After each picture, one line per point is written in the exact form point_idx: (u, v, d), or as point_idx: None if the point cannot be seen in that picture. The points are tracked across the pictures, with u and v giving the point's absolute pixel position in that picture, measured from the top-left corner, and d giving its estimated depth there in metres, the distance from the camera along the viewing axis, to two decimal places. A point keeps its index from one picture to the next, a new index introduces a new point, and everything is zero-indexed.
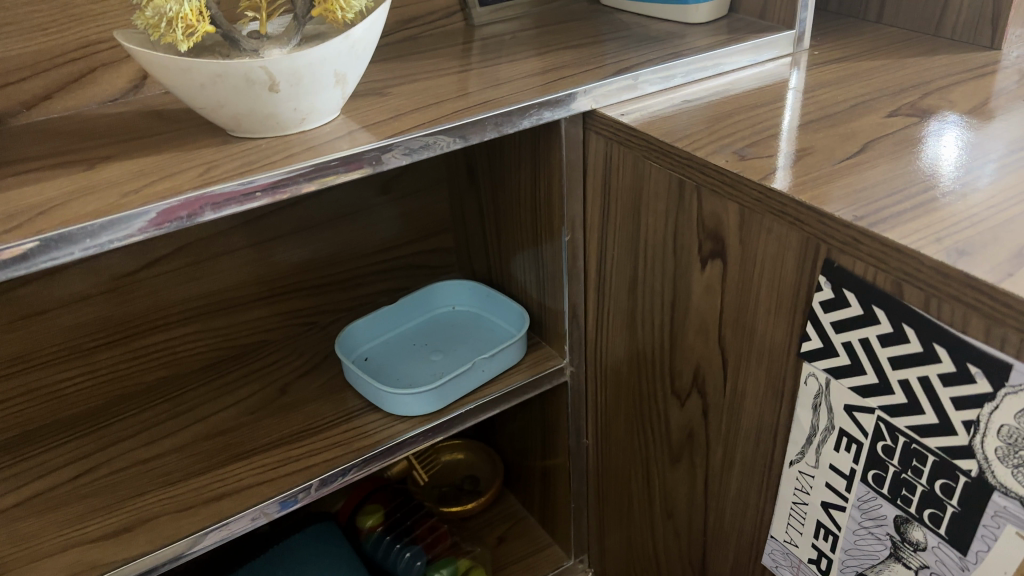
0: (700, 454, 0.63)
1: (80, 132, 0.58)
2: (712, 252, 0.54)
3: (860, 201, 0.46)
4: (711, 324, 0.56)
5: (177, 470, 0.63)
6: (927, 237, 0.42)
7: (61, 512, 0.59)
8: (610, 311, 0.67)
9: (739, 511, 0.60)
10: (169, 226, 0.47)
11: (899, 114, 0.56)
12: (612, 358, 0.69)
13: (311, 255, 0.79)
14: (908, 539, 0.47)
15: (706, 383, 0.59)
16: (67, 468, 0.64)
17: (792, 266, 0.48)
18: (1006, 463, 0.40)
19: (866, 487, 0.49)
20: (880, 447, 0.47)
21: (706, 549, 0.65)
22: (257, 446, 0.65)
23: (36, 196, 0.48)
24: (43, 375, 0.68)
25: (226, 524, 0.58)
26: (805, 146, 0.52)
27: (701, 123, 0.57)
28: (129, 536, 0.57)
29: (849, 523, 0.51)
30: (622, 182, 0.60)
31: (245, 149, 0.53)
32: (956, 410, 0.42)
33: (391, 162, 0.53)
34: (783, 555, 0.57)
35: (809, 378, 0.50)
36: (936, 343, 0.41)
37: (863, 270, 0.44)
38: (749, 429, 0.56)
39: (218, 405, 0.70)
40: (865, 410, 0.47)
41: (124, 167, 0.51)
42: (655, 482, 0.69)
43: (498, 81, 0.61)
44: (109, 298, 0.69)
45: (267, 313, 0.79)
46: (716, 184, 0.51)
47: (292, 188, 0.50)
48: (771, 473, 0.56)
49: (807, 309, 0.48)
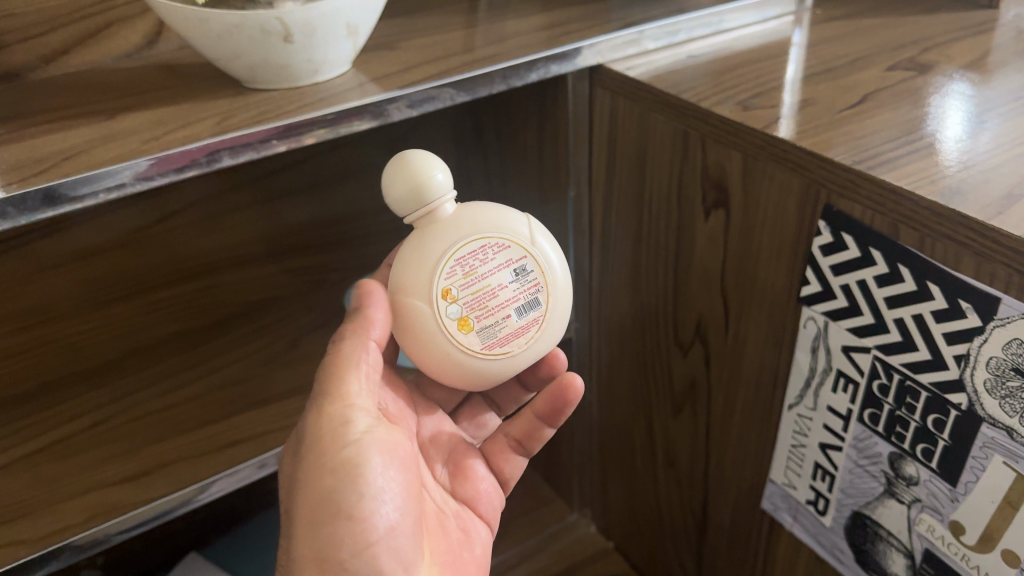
0: (701, 403, 0.64)
1: (96, 85, 0.59)
2: (715, 201, 0.55)
3: (859, 147, 0.47)
4: (714, 273, 0.58)
5: (191, 419, 0.65)
6: (922, 179, 0.43)
7: (82, 457, 0.61)
8: (614, 266, 0.68)
9: (740, 457, 0.62)
10: (188, 170, 0.49)
11: (899, 69, 0.57)
12: (615, 314, 0.71)
13: (319, 213, 0.81)
14: (902, 474, 0.49)
15: (708, 333, 0.61)
16: (83, 418, 0.66)
17: (792, 212, 0.50)
18: (994, 394, 0.42)
19: (862, 427, 0.51)
20: (876, 385, 0.49)
21: (708, 496, 0.68)
22: (268, 397, 0.67)
23: (57, 144, 0.49)
24: (61, 326, 0.69)
25: (235, 472, 0.60)
26: (806, 97, 0.54)
27: (705, 76, 0.58)
28: (148, 478, 0.59)
29: (846, 462, 0.53)
30: (627, 135, 0.61)
31: (261, 100, 0.54)
32: (947, 345, 0.43)
33: (397, 114, 0.54)
34: (782, 498, 0.59)
35: (808, 323, 0.51)
36: (929, 281, 0.43)
37: (861, 213, 0.45)
38: (750, 376, 0.58)
39: (230, 358, 0.72)
40: (861, 350, 0.49)
41: (142, 117, 0.53)
42: (658, 432, 0.71)
43: (504, 36, 0.62)
44: (123, 251, 0.70)
45: (276, 271, 0.81)
46: (720, 134, 0.53)
47: (307, 134, 0.52)
48: (770, 418, 0.58)
49: (806, 253, 0.50)
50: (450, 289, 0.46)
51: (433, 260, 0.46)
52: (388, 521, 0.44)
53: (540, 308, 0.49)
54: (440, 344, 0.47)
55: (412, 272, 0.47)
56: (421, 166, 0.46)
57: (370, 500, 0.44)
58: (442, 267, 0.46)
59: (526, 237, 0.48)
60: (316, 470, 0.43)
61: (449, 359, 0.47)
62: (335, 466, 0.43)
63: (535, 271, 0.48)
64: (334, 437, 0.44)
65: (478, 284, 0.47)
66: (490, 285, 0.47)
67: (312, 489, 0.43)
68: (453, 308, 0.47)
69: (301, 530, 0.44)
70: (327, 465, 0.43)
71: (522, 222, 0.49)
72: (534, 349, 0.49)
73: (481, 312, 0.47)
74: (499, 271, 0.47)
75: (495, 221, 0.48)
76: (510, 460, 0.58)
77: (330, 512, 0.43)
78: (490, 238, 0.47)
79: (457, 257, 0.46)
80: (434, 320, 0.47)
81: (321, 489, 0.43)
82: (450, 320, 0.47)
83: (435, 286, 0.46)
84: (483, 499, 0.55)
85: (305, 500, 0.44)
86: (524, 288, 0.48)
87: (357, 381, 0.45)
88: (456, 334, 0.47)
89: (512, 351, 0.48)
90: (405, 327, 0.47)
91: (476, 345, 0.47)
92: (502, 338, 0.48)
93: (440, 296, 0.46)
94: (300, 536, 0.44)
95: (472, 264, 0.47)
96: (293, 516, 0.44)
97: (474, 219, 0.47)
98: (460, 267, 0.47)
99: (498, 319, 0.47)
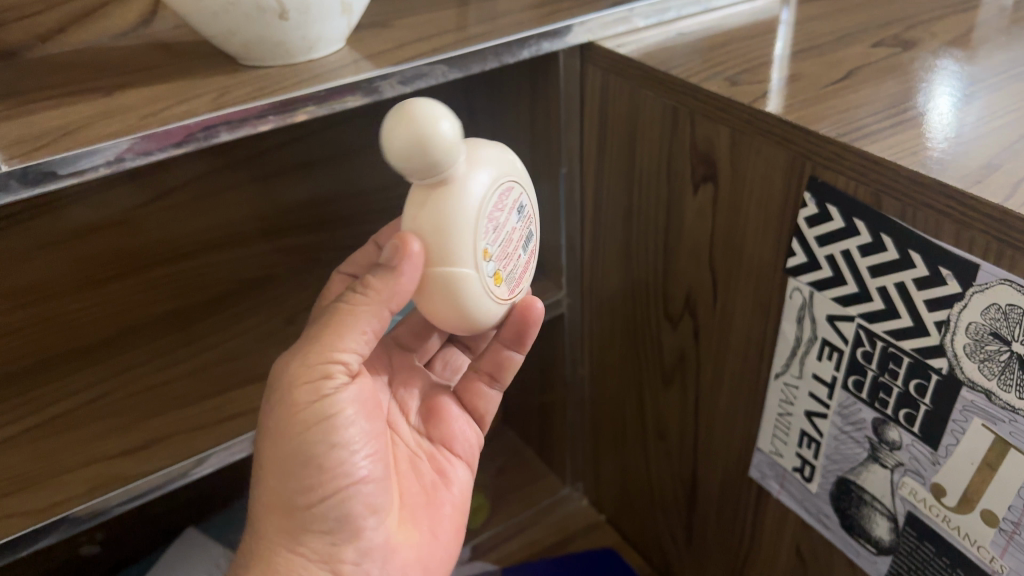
0: (690, 374, 0.66)
1: (93, 63, 0.59)
2: (704, 175, 0.56)
3: (844, 120, 0.48)
4: (703, 246, 0.59)
5: (188, 395, 0.66)
6: (904, 150, 0.44)
7: (83, 431, 0.62)
8: (605, 241, 0.70)
9: (728, 427, 0.64)
10: (185, 145, 0.49)
11: (884, 45, 0.58)
12: (606, 289, 0.72)
13: (313, 192, 0.82)
14: (885, 439, 0.51)
15: (697, 305, 0.62)
16: (83, 393, 0.67)
17: (778, 184, 0.51)
18: (973, 359, 0.43)
19: (846, 393, 0.52)
20: (860, 353, 0.50)
21: (697, 466, 0.69)
22: (265, 372, 0.68)
23: (57, 120, 0.50)
24: (60, 303, 0.70)
25: (232, 445, 0.61)
26: (793, 73, 0.55)
27: (694, 53, 0.59)
28: (148, 451, 0.60)
29: (831, 429, 0.54)
30: (618, 111, 0.62)
31: (256, 77, 0.55)
32: (928, 312, 0.45)
33: (388, 90, 0.55)
34: (769, 466, 0.61)
35: (794, 293, 0.53)
36: (911, 250, 0.44)
37: (844, 184, 0.46)
38: (737, 346, 0.59)
39: (226, 336, 0.73)
40: (846, 319, 0.50)
41: (139, 93, 0.53)
42: (648, 404, 0.73)
43: (496, 14, 0.62)
44: (120, 229, 0.71)
45: (271, 249, 0.81)
46: (708, 109, 0.54)
47: (302, 110, 0.52)
48: (757, 388, 0.59)
49: (792, 224, 0.51)
50: (487, 249, 0.45)
51: (474, 225, 0.44)
52: (356, 469, 0.47)
53: (532, 241, 0.51)
54: (482, 303, 0.46)
55: (451, 240, 0.43)
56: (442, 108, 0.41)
57: (339, 450, 0.46)
58: (480, 229, 0.44)
59: (519, 175, 0.48)
60: (288, 421, 0.45)
61: (486, 315, 0.47)
62: (307, 419, 0.45)
63: (529, 208, 0.50)
64: (309, 396, 0.45)
65: (501, 233, 0.46)
66: (507, 232, 0.47)
67: (283, 440, 0.46)
68: (489, 265, 0.46)
69: (269, 474, 0.47)
70: (299, 421, 0.45)
71: (511, 159, 0.48)
72: (528, 282, 0.52)
73: (505, 260, 0.48)
74: (514, 217, 0.47)
75: (501, 163, 0.46)
76: (484, 395, 0.59)
77: (297, 463, 0.46)
78: (503, 184, 0.46)
79: (490, 212, 0.45)
80: (481, 282, 0.45)
81: (293, 438, 0.45)
82: (489, 278, 0.46)
83: (478, 249, 0.45)
84: (459, 439, 0.57)
85: (277, 448, 0.46)
86: (522, 224, 0.49)
87: (352, 343, 0.44)
88: (493, 289, 0.47)
89: (519, 290, 0.51)
90: (447, 297, 0.45)
91: (503, 294, 0.48)
92: (515, 280, 0.50)
93: (481, 255, 0.45)
94: (269, 475, 0.47)
95: (498, 217, 0.46)
96: (262, 458, 0.47)
97: (488, 165, 0.45)
98: (491, 223, 0.45)
99: (513, 262, 0.49)
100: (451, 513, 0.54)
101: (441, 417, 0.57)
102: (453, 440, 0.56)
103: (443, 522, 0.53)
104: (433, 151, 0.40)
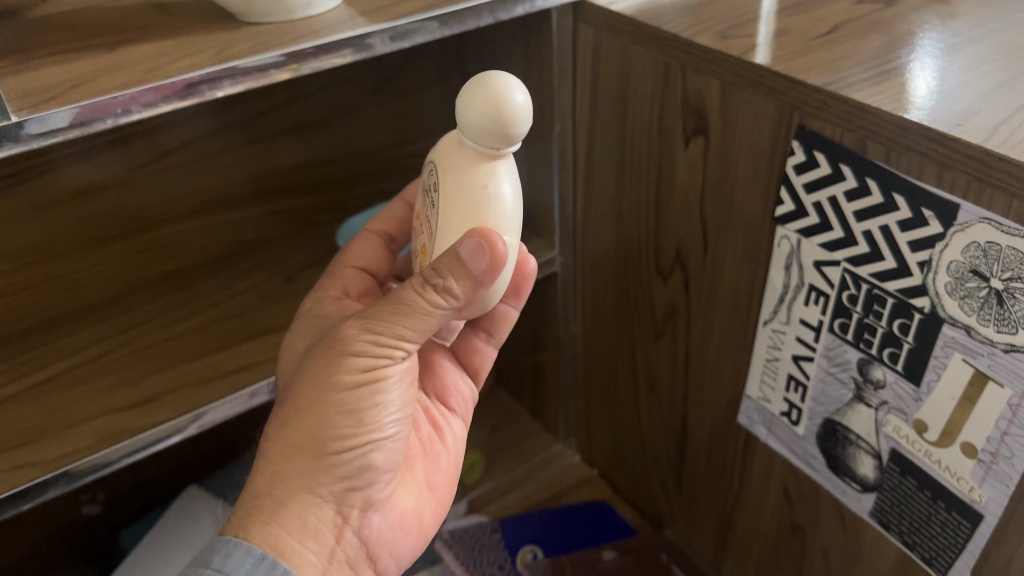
0: (681, 326, 0.68)
1: (92, 22, 0.60)
2: (695, 129, 0.58)
3: (830, 70, 0.50)
4: (694, 198, 0.61)
5: (190, 351, 0.67)
6: (889, 97, 0.46)
7: (89, 386, 0.63)
8: (597, 198, 0.71)
9: (718, 375, 0.66)
10: (190, 98, 0.50)
11: (867, 2, 0.60)
12: (599, 245, 0.74)
13: (308, 155, 0.82)
14: (870, 378, 0.53)
15: (688, 258, 0.64)
16: (85, 351, 0.68)
17: (767, 135, 0.52)
18: (954, 296, 0.45)
19: (832, 336, 0.54)
20: (846, 296, 0.52)
21: (687, 416, 0.71)
22: (266, 328, 0.70)
23: (64, 74, 0.51)
24: (60, 264, 0.71)
25: (230, 400, 0.62)
26: (780, 28, 0.56)
27: (685, 10, 0.60)
28: (154, 404, 0.61)
29: (817, 371, 0.56)
30: (610, 68, 0.63)
31: (257, 33, 0.56)
32: (911, 253, 0.47)
33: (380, 46, 0.56)
34: (757, 412, 0.63)
35: (782, 241, 0.55)
36: (895, 193, 0.46)
37: (831, 131, 0.48)
38: (727, 296, 0.61)
39: (225, 296, 0.75)
40: (832, 264, 0.52)
41: (143, 49, 0.54)
42: (639, 358, 0.75)
43: None
44: (119, 191, 0.72)
45: (266, 211, 0.82)
46: (699, 62, 0.55)
47: (303, 64, 0.53)
48: (746, 336, 0.61)
49: (781, 173, 0.53)
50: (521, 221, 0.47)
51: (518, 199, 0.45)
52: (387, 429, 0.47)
53: None
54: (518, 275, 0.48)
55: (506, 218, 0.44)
56: (510, 78, 0.43)
57: (376, 412, 0.46)
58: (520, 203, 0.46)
59: None
60: (334, 380, 0.45)
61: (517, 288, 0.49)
62: (355, 382, 0.45)
63: None
64: (364, 363, 0.45)
65: None
66: None
67: (325, 395, 0.45)
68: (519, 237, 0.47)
69: (292, 419, 0.45)
70: (346, 383, 0.45)
71: None
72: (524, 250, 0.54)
73: None
74: None
75: None
76: (481, 352, 0.61)
77: (337, 415, 0.45)
78: None
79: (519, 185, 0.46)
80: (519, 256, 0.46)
81: (335, 394, 0.45)
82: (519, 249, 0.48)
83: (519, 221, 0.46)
84: (453, 392, 0.58)
85: (315, 398, 0.45)
86: None
87: (413, 330, 0.45)
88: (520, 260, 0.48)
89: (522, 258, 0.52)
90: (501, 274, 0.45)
91: None
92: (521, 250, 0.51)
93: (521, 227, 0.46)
94: (296, 415, 0.45)
95: None
96: (288, 405, 0.46)
97: None
98: None
99: None
100: (445, 467, 0.56)
101: (438, 371, 0.58)
102: (448, 394, 0.58)
103: (436, 474, 0.55)
104: (514, 123, 0.42)
